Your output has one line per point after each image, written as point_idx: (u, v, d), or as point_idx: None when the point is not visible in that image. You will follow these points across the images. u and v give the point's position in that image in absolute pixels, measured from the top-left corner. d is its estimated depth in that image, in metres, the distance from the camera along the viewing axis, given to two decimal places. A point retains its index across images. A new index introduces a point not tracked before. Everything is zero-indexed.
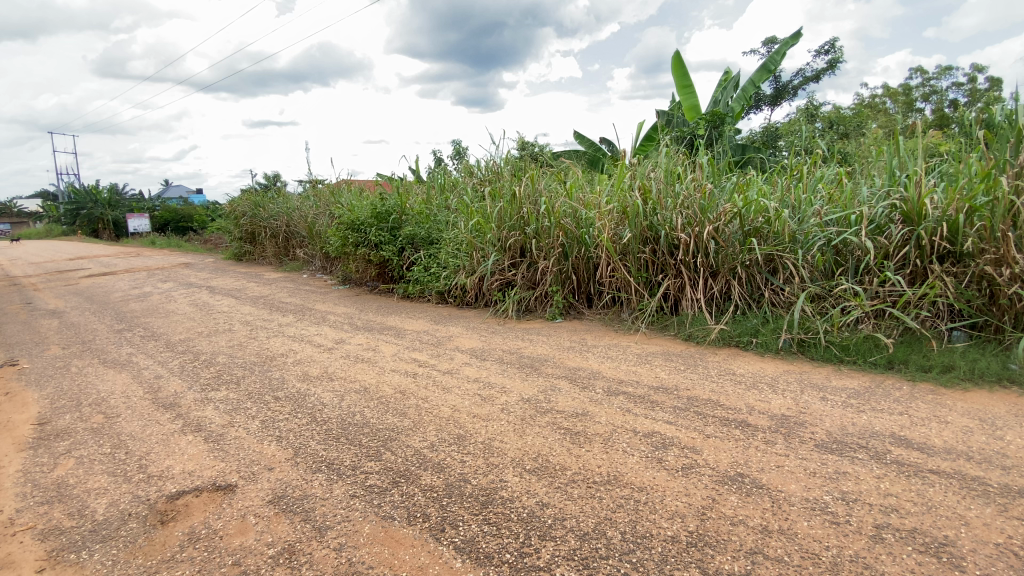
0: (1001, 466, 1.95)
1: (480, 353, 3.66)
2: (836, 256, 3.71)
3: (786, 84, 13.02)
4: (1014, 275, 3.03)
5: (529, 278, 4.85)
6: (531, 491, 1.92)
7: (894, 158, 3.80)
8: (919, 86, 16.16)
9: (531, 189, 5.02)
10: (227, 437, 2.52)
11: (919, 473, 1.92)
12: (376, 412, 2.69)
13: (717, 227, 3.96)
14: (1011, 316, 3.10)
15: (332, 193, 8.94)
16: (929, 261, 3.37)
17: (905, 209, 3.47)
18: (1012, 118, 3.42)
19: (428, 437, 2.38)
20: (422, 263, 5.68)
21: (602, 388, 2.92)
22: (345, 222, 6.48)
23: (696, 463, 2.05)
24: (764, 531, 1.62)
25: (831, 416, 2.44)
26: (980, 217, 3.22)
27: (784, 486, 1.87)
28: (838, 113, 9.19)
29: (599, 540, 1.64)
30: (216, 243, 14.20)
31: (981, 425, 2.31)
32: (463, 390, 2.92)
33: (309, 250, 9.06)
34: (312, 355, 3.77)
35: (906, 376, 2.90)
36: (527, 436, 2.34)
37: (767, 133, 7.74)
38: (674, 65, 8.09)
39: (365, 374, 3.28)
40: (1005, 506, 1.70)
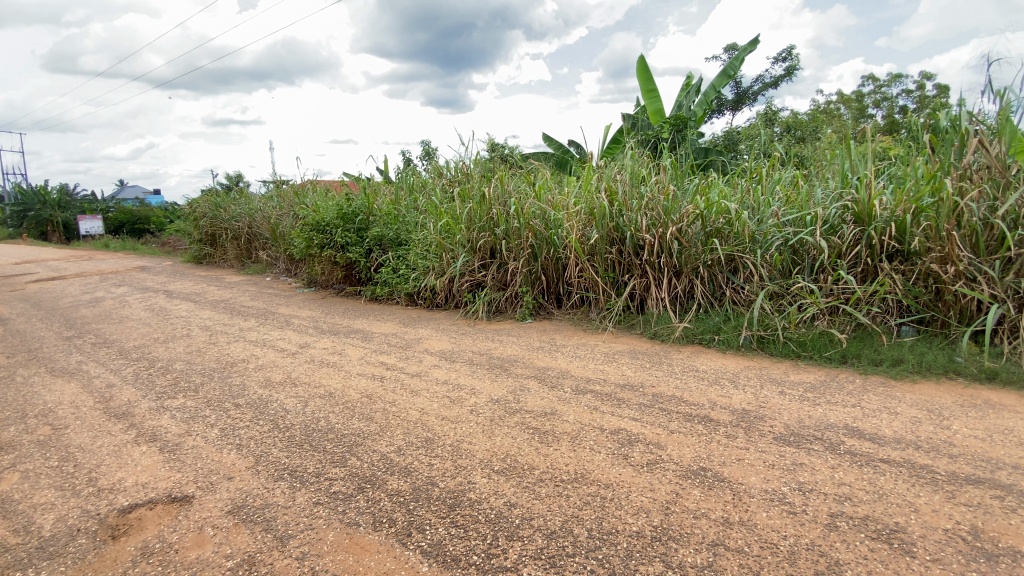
0: (948, 455, 2.06)
1: (449, 354, 3.63)
2: (793, 255, 3.85)
3: (746, 90, 13.44)
4: (958, 272, 3.21)
5: (499, 279, 4.85)
6: (499, 491, 1.91)
7: (847, 162, 3.98)
8: (870, 93, 16.94)
9: (500, 190, 5.02)
10: (184, 447, 2.42)
11: (871, 463, 2.00)
12: (341, 417, 2.63)
13: (681, 227, 4.06)
14: (956, 311, 3.27)
15: (297, 193, 8.72)
16: (878, 259, 3.55)
17: (857, 210, 3.63)
18: (955, 124, 3.62)
19: (395, 441, 2.35)
20: (390, 265, 5.60)
21: (570, 387, 2.94)
22: (309, 223, 6.34)
23: (661, 458, 2.09)
24: (725, 524, 1.67)
25: (789, 409, 2.52)
26: (926, 217, 3.39)
27: (744, 479, 1.92)
28: (796, 118, 9.54)
29: (565, 538, 1.64)
30: (175, 245, 13.69)
31: (928, 415, 2.44)
32: (432, 393, 2.88)
33: (273, 252, 8.82)
34: (275, 360, 3.66)
35: (859, 370, 3.04)
36: (495, 437, 2.33)
37: (728, 137, 7.97)
38: (640, 69, 8.25)
39: (330, 378, 3.21)
40: (952, 492, 1.80)
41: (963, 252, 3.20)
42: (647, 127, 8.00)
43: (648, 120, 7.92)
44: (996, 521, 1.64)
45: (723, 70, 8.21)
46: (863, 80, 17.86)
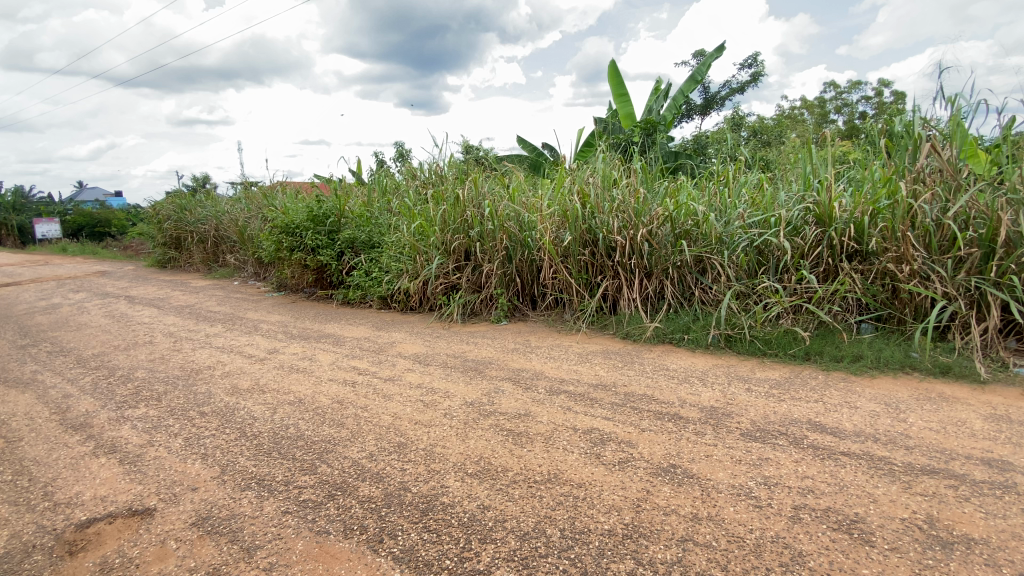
0: (904, 446, 2.15)
1: (423, 358, 3.60)
2: (759, 256, 3.95)
3: (714, 95, 13.78)
4: (913, 272, 3.36)
5: (474, 282, 4.83)
6: (473, 495, 1.90)
7: (809, 166, 4.11)
8: (832, 99, 17.55)
9: (474, 193, 5.01)
10: (145, 458, 2.33)
11: (832, 456, 2.07)
12: (311, 423, 2.58)
13: (651, 229, 4.13)
14: (911, 308, 3.42)
15: (265, 195, 8.52)
16: (839, 259, 3.67)
17: (818, 212, 3.76)
18: (909, 129, 3.78)
19: (366, 446, 2.31)
20: (362, 268, 5.52)
21: (544, 388, 2.94)
22: (278, 225, 6.19)
23: (632, 457, 2.12)
24: (694, 519, 1.70)
25: (756, 406, 2.59)
26: (883, 218, 3.54)
27: (713, 474, 1.96)
28: (762, 123, 9.82)
29: (538, 539, 1.65)
30: (137, 249, 13.21)
31: (886, 409, 2.54)
32: (405, 397, 2.85)
33: (240, 256, 8.59)
34: (243, 366, 3.57)
35: (821, 366, 3.14)
36: (469, 440, 2.32)
37: (698, 141, 8.15)
38: (611, 74, 8.37)
39: (300, 385, 3.13)
40: (908, 483, 1.88)
41: (917, 252, 3.34)
42: (618, 130, 8.12)
43: (620, 124, 8.03)
44: (950, 510, 1.72)
45: (692, 75, 8.39)
46: (825, 87, 18.50)
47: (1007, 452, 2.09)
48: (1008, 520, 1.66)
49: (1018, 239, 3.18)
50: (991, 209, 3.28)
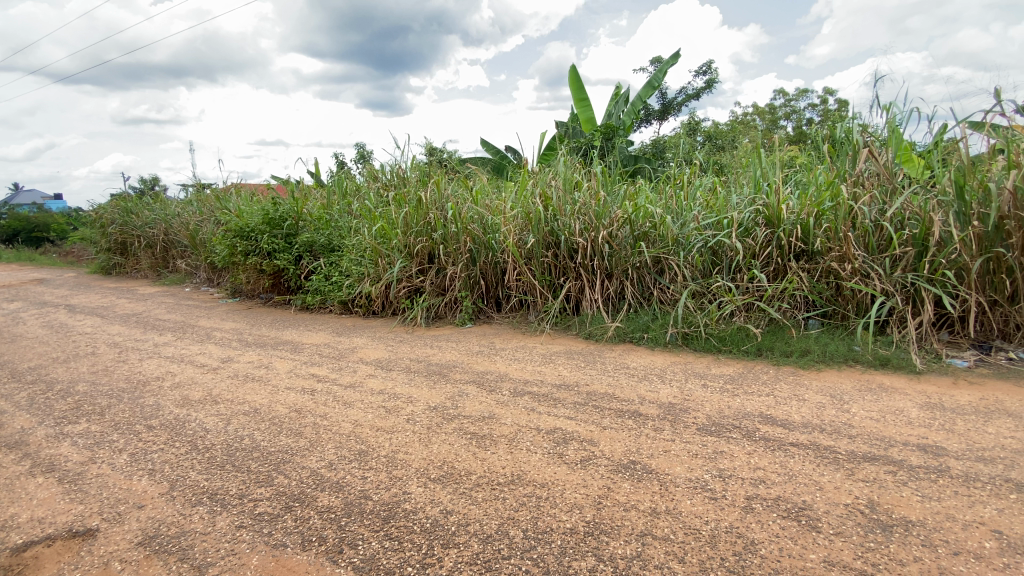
0: (848, 435, 2.27)
1: (385, 363, 3.54)
2: (713, 256, 4.09)
3: (671, 101, 14.18)
4: (854, 270, 3.55)
5: (437, 285, 4.78)
6: (435, 500, 1.88)
7: (759, 169, 4.28)
8: (782, 106, 18.36)
9: (437, 195, 4.96)
10: (87, 476, 2.20)
11: (782, 447, 2.17)
12: (267, 434, 2.49)
13: (611, 232, 4.22)
14: (853, 304, 3.61)
15: (218, 197, 8.20)
16: (787, 259, 3.84)
17: (768, 214, 3.91)
18: (849, 135, 3.99)
19: (326, 455, 2.25)
20: (322, 273, 5.39)
21: (508, 390, 2.95)
22: (232, 229, 5.97)
23: (594, 455, 2.15)
24: (653, 514, 1.74)
25: (711, 401, 2.67)
26: (826, 220, 3.72)
27: (670, 469, 2.01)
28: (716, 128, 10.16)
29: (501, 541, 1.65)
30: (79, 255, 12.48)
31: (832, 400, 2.67)
32: (366, 404, 2.80)
33: (192, 261, 8.23)
34: (194, 376, 3.42)
35: (772, 361, 3.28)
36: (432, 445, 2.29)
37: (656, 145, 8.37)
38: (572, 78, 8.49)
39: (256, 394, 3.03)
40: (851, 470, 1.98)
41: (858, 252, 3.54)
42: (579, 134, 8.25)
43: (580, 128, 8.16)
44: (889, 494, 1.82)
45: (649, 81, 8.61)
46: (775, 94, 19.33)
47: (939, 438, 2.23)
48: (941, 501, 1.77)
49: (947, 238, 3.41)
50: (924, 210, 3.51)
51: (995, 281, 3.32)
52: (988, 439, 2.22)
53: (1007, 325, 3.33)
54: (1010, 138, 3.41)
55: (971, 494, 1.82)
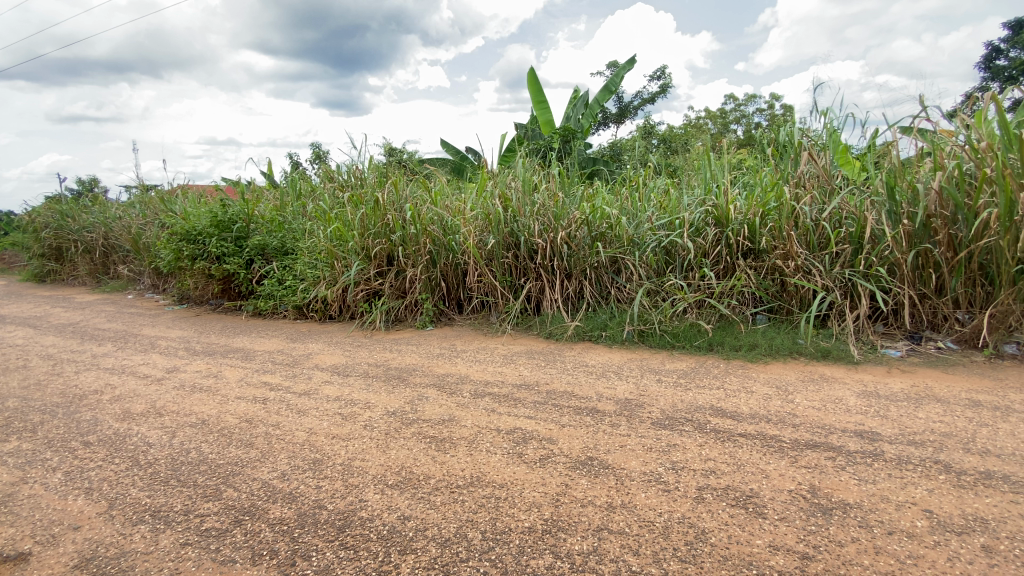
0: (791, 424, 2.38)
1: (342, 369, 3.45)
2: (667, 256, 4.21)
3: (627, 105, 14.51)
4: (797, 267, 3.74)
5: (397, 287, 4.70)
6: (393, 506, 1.85)
7: (709, 171, 4.44)
8: (732, 111, 19.10)
9: (395, 196, 4.89)
10: (16, 498, 2.04)
11: (731, 437, 2.25)
12: (216, 446, 2.39)
13: (570, 233, 4.29)
14: (797, 300, 3.79)
15: (163, 199, 7.80)
16: (736, 257, 4.00)
17: (717, 214, 4.05)
18: (791, 139, 4.20)
19: (278, 465, 2.18)
20: (274, 276, 5.22)
21: (469, 392, 2.93)
22: (178, 232, 5.69)
23: (553, 453, 2.17)
24: (609, 508, 1.77)
25: (665, 396, 2.75)
26: (771, 220, 3.90)
27: (626, 464, 2.06)
28: (670, 132, 10.46)
29: (459, 543, 1.64)
30: (7, 262, 11.60)
31: (777, 391, 2.80)
32: (322, 412, 2.72)
33: (135, 267, 7.80)
34: (136, 388, 3.23)
35: (723, 356, 3.40)
36: (390, 450, 2.26)
37: (613, 148, 8.55)
38: (530, 82, 8.57)
39: (204, 405, 2.89)
40: (795, 457, 2.08)
41: (800, 250, 3.73)
42: (538, 136, 8.32)
43: (539, 130, 8.24)
44: (829, 478, 1.93)
45: (606, 85, 8.80)
46: (725, 99, 20.10)
47: (874, 424, 2.38)
48: (876, 484, 1.89)
49: (881, 235, 3.64)
50: (859, 210, 3.73)
51: (924, 275, 3.55)
52: (918, 423, 2.38)
53: (936, 317, 3.56)
54: (935, 142, 3.67)
55: (904, 476, 1.94)
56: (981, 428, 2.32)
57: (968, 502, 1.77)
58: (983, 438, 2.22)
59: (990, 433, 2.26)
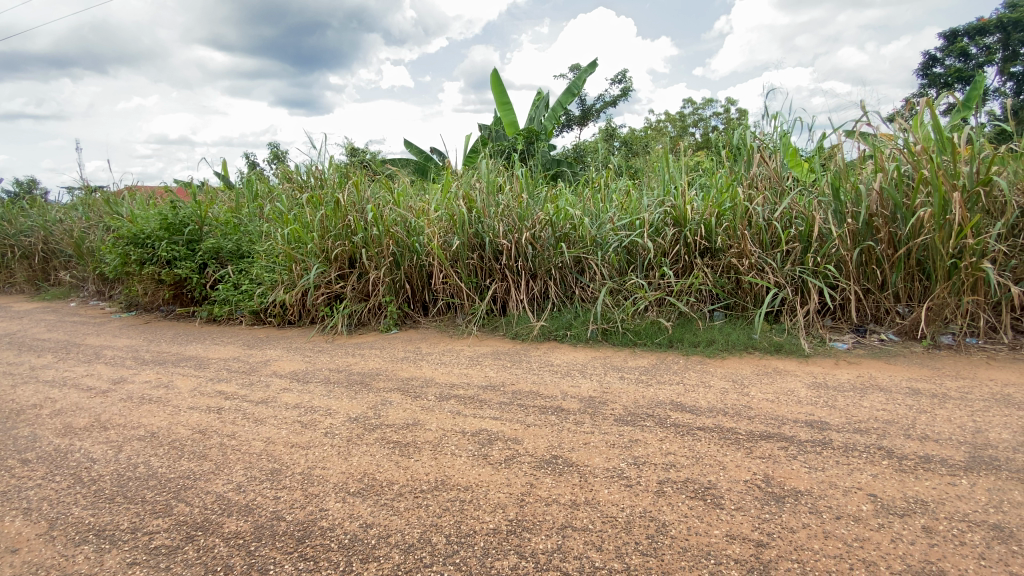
0: (747, 416, 2.47)
1: (302, 375, 3.36)
2: (628, 256, 4.30)
3: (590, 107, 14.72)
4: (751, 265, 3.89)
5: (360, 290, 4.61)
6: (354, 514, 1.81)
7: (669, 172, 4.56)
8: (690, 114, 19.65)
9: (356, 197, 4.79)
10: None
11: (690, 431, 2.31)
12: (166, 459, 2.28)
13: (534, 233, 4.33)
14: (751, 297, 3.94)
15: (108, 200, 7.39)
16: (693, 256, 4.12)
17: (675, 215, 4.17)
18: (745, 141, 4.36)
19: (233, 477, 2.10)
20: (230, 281, 5.03)
21: (434, 395, 2.90)
22: (124, 236, 5.39)
23: (518, 453, 2.17)
24: (573, 506, 1.79)
25: (628, 392, 2.80)
26: (726, 220, 4.04)
27: (590, 460, 2.09)
28: (632, 135, 10.69)
29: (423, 549, 1.62)
30: None
31: (734, 385, 2.89)
32: (280, 420, 2.64)
33: (78, 273, 7.37)
34: (79, 402, 3.05)
35: (682, 352, 3.49)
36: (352, 457, 2.21)
37: (576, 149, 8.66)
38: (493, 83, 8.58)
39: (154, 417, 2.75)
40: (750, 448, 2.16)
41: (753, 249, 3.87)
42: (501, 137, 8.34)
43: (503, 131, 8.25)
44: (782, 468, 2.01)
45: (568, 87, 8.90)
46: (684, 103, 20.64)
47: (823, 414, 2.49)
48: (825, 471, 1.98)
49: (828, 234, 3.81)
50: (808, 210, 3.90)
51: (868, 271, 3.75)
52: (863, 412, 2.51)
53: (879, 310, 3.75)
54: (876, 145, 3.87)
55: (850, 462, 2.04)
56: (920, 414, 2.46)
57: (909, 485, 1.88)
58: (922, 424, 2.36)
59: (928, 420, 2.41)
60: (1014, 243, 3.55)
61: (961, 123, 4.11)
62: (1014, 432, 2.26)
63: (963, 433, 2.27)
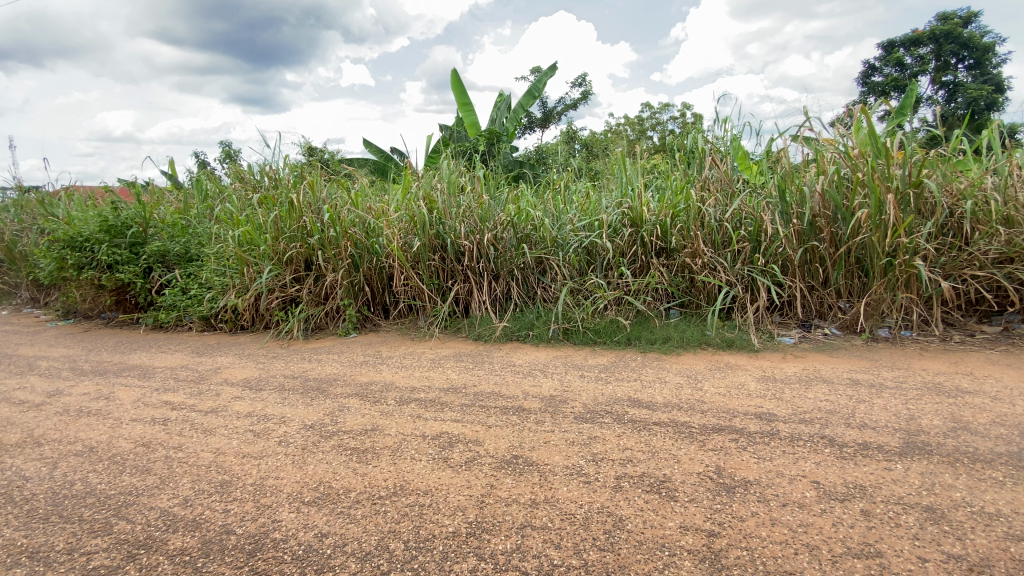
0: (701, 410, 2.55)
1: (255, 383, 3.24)
2: (588, 256, 4.37)
3: (552, 110, 14.86)
4: (704, 264, 4.02)
5: (316, 293, 4.49)
6: (309, 524, 1.77)
7: (626, 174, 4.66)
8: (648, 118, 20.17)
9: (312, 198, 4.67)
10: None
11: (647, 427, 2.37)
12: (106, 475, 2.15)
13: (496, 235, 4.34)
14: (705, 295, 4.07)
15: (42, 201, 6.91)
16: (650, 256, 4.23)
17: (633, 216, 4.27)
18: (698, 145, 4.51)
19: (179, 491, 2.01)
20: (177, 286, 4.81)
21: (394, 399, 2.86)
22: (60, 239, 5.05)
23: (478, 454, 2.17)
24: (532, 505, 1.80)
25: (587, 390, 2.84)
26: (680, 220, 4.16)
27: (550, 459, 2.11)
28: (592, 138, 10.86)
29: (381, 556, 1.59)
30: None
31: (688, 380, 2.99)
32: (231, 430, 2.54)
33: (9, 279, 6.86)
34: (9, 417, 2.84)
35: (640, 349, 3.57)
36: (308, 466, 2.15)
37: (538, 151, 8.73)
38: (454, 83, 8.55)
39: (93, 430, 2.59)
40: (703, 441, 2.23)
41: (706, 249, 4.00)
42: (463, 139, 8.32)
43: (465, 133, 8.23)
44: (733, 459, 2.08)
45: (529, 89, 8.97)
46: (642, 108, 21.17)
47: (772, 405, 2.60)
48: (773, 460, 2.07)
49: (775, 234, 3.99)
50: (756, 211, 4.07)
51: (812, 270, 3.95)
52: (808, 403, 2.64)
53: (823, 306, 3.95)
54: (818, 149, 4.07)
55: (796, 451, 2.14)
56: (859, 404, 2.61)
57: (848, 471, 1.99)
58: (861, 413, 2.50)
59: (867, 409, 2.55)
60: (943, 242, 3.81)
61: (896, 129, 4.37)
62: (943, 418, 2.43)
63: (898, 421, 2.41)
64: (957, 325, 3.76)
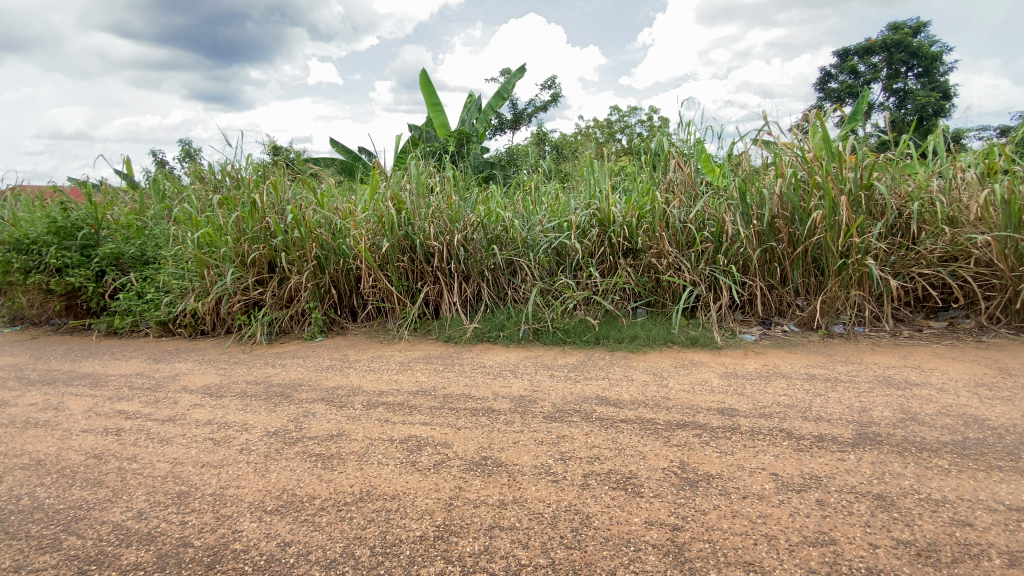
0: (666, 407, 2.61)
1: (216, 390, 3.14)
2: (558, 256, 4.41)
3: (521, 111, 14.90)
4: (669, 264, 4.12)
5: (281, 296, 4.39)
6: (272, 533, 1.72)
7: (594, 176, 4.73)
8: (617, 121, 20.48)
9: (276, 198, 4.56)
10: None
11: (614, 424, 2.41)
12: (55, 489, 2.05)
13: (466, 235, 4.33)
14: (670, 294, 4.16)
15: None
16: (617, 256, 4.30)
17: (600, 217, 4.33)
18: (662, 148, 4.61)
19: (134, 504, 1.93)
20: (133, 289, 4.62)
21: (361, 404, 2.82)
22: (3, 241, 4.77)
23: (446, 457, 2.16)
24: (501, 505, 1.81)
25: (556, 390, 2.86)
26: (646, 220, 4.24)
27: (519, 459, 2.12)
28: (562, 140, 10.93)
29: (346, 563, 1.57)
30: None
31: (654, 378, 3.05)
32: (190, 438, 2.45)
33: None
34: None
35: (608, 348, 3.63)
36: (271, 474, 2.09)
37: (509, 152, 8.75)
38: (423, 83, 8.48)
39: (40, 442, 2.46)
40: (668, 438, 2.27)
41: (671, 249, 4.10)
42: (432, 139, 8.25)
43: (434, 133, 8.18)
44: (696, 454, 2.13)
45: (499, 91, 8.97)
46: (611, 111, 21.47)
47: (733, 401, 2.68)
48: (734, 454, 2.13)
49: (736, 234, 4.11)
50: (718, 212, 4.19)
51: (771, 269, 4.09)
52: (767, 397, 2.73)
53: (782, 305, 4.09)
54: (776, 153, 4.23)
55: (756, 445, 2.21)
56: (816, 398, 2.72)
57: (805, 463, 2.06)
58: (817, 406, 2.61)
59: (823, 402, 2.66)
60: (892, 241, 4.01)
61: (849, 134, 4.57)
62: (893, 409, 2.55)
63: (851, 413, 2.52)
64: (906, 320, 3.95)
